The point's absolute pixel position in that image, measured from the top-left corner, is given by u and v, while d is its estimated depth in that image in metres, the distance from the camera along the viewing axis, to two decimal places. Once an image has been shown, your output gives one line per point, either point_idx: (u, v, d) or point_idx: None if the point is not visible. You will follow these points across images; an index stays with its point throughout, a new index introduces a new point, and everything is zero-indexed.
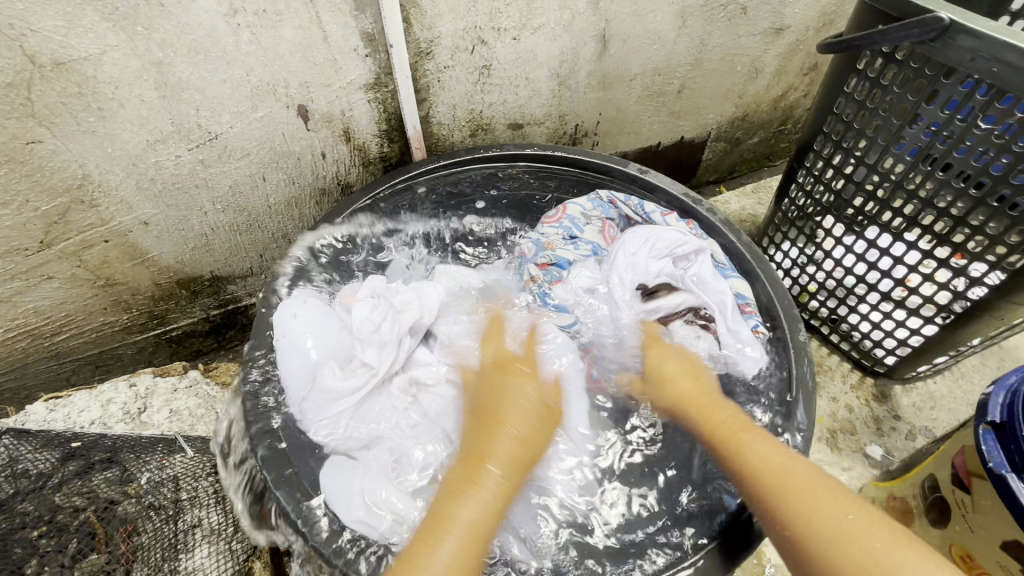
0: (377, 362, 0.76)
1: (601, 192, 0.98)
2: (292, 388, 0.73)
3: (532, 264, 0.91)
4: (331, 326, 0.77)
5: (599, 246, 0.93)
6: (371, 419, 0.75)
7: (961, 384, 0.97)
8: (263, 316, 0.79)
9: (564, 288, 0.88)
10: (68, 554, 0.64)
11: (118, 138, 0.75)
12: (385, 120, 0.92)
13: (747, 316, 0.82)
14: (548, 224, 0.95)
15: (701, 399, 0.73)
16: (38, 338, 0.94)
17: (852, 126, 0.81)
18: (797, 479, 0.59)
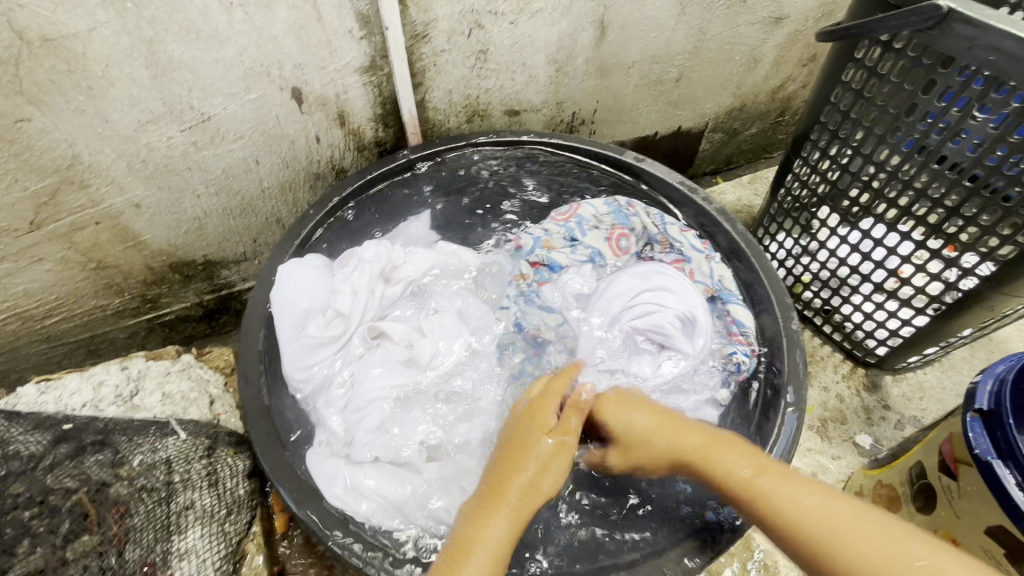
0: (350, 310, 0.79)
1: (619, 198, 0.96)
2: (280, 334, 0.77)
3: (525, 261, 0.91)
4: (323, 283, 0.80)
5: (600, 252, 0.91)
6: (338, 369, 0.77)
7: (950, 375, 0.98)
8: (262, 278, 0.81)
9: (551, 289, 0.87)
10: (60, 534, 0.61)
11: (108, 118, 0.74)
12: (380, 104, 0.91)
13: (733, 344, 0.81)
14: (556, 220, 0.95)
15: (654, 432, 0.64)
16: (29, 321, 0.93)
17: (849, 116, 0.81)
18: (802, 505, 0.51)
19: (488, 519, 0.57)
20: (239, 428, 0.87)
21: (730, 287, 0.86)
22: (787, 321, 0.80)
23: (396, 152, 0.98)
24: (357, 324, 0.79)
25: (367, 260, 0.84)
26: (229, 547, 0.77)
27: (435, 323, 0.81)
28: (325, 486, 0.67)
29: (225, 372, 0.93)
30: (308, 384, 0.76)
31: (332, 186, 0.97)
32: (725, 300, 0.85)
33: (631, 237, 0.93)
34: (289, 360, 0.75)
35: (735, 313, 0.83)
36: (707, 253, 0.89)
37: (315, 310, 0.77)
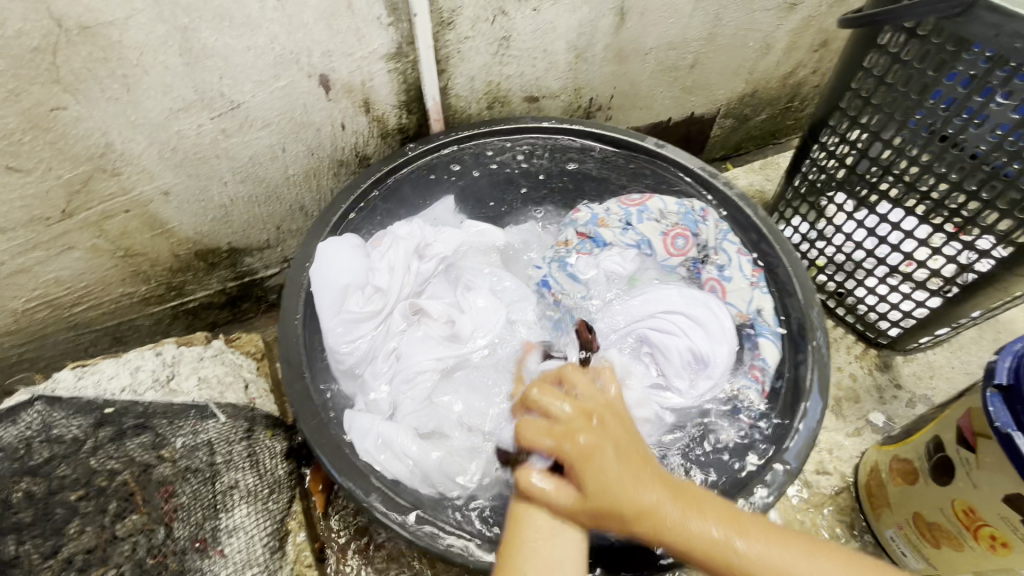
0: (388, 286, 0.83)
1: (695, 202, 0.92)
2: (320, 312, 0.79)
3: (573, 229, 0.94)
4: (361, 261, 0.82)
5: (650, 242, 0.91)
6: (382, 340, 0.82)
7: (959, 355, 1.01)
8: (306, 248, 0.82)
9: (587, 261, 0.90)
10: (109, 514, 0.66)
11: (141, 106, 0.74)
12: (404, 91, 0.91)
13: (744, 378, 0.81)
14: (621, 203, 0.94)
15: (596, 475, 0.55)
16: (57, 308, 0.95)
17: (870, 101, 0.83)
18: (742, 556, 0.53)
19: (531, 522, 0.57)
20: (273, 412, 0.89)
21: (768, 320, 0.83)
22: (810, 326, 0.78)
23: (418, 138, 0.99)
24: (396, 300, 0.84)
25: (403, 237, 0.87)
26: (275, 525, 0.79)
27: (472, 299, 0.84)
28: (358, 441, 0.72)
29: (256, 357, 0.94)
30: (353, 357, 0.80)
31: (356, 173, 0.97)
32: (757, 332, 0.82)
33: (692, 239, 0.90)
34: (334, 336, 0.78)
35: (763, 348, 0.81)
36: (754, 281, 0.85)
37: (354, 287, 0.80)
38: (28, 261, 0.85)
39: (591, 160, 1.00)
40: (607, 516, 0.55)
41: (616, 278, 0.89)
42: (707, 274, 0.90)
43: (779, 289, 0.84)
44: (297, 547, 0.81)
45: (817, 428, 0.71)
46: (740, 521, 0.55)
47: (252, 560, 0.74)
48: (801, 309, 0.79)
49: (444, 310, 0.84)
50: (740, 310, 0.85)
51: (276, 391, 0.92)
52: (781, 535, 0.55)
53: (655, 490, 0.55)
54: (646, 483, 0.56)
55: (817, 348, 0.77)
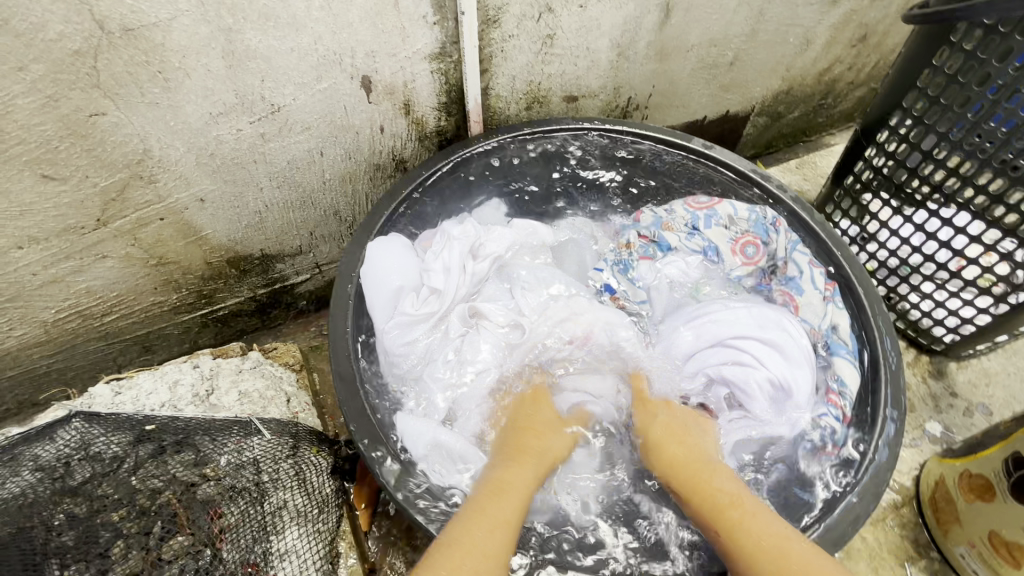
0: (445, 287, 0.81)
1: (768, 210, 0.88)
2: (374, 315, 0.77)
3: (634, 232, 0.92)
4: (414, 261, 0.81)
5: (717, 248, 0.88)
6: (438, 345, 0.79)
7: (1014, 361, 0.98)
8: (358, 248, 0.78)
9: (650, 265, 0.88)
10: (154, 536, 0.65)
11: (181, 111, 0.71)
12: (445, 92, 0.88)
13: (824, 405, 0.75)
14: (688, 206, 0.91)
15: (671, 448, 0.70)
16: (88, 318, 0.92)
17: (938, 101, 0.79)
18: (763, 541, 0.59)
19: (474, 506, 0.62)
20: (314, 425, 0.86)
21: (844, 338, 0.78)
22: (878, 331, 0.75)
23: (457, 141, 0.95)
24: (452, 302, 0.81)
25: (456, 237, 0.85)
26: (326, 546, 0.77)
27: (535, 305, 0.82)
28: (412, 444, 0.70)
29: (294, 369, 0.91)
30: (409, 360, 0.77)
31: (393, 177, 0.94)
32: (832, 351, 0.78)
33: (762, 248, 0.87)
34: (390, 338, 0.76)
35: (840, 369, 0.76)
36: (826, 295, 0.81)
37: (409, 288, 0.78)
38: (60, 272, 0.82)
39: (640, 166, 0.97)
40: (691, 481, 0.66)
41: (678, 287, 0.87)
42: (776, 287, 0.86)
43: (851, 301, 0.80)
44: (348, 569, 0.78)
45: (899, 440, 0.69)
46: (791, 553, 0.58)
47: None
48: (869, 318, 0.77)
49: (505, 314, 0.81)
50: (812, 326, 0.81)
51: (316, 402, 0.90)
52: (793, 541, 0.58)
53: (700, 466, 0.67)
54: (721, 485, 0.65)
55: (891, 369, 0.73)
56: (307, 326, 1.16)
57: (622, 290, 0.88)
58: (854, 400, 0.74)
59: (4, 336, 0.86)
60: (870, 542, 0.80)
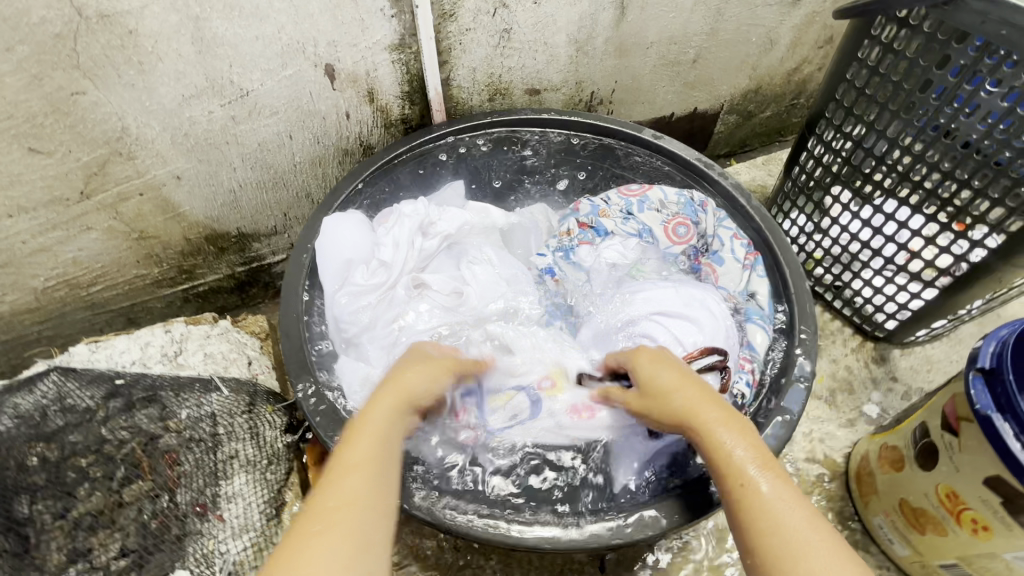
0: (393, 260, 0.86)
1: (696, 193, 0.94)
2: (327, 286, 0.83)
3: (574, 220, 0.96)
4: (367, 238, 0.87)
5: (651, 231, 0.93)
6: (384, 311, 0.83)
7: (957, 349, 1.01)
8: (312, 222, 0.86)
9: (589, 249, 0.92)
10: (116, 479, 0.73)
11: (155, 92, 0.78)
12: (407, 82, 0.94)
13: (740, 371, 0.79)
14: (622, 193, 0.96)
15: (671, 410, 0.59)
16: (74, 288, 0.99)
17: (864, 92, 0.83)
18: (767, 497, 0.49)
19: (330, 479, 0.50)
20: (276, 388, 0.92)
21: (760, 304, 0.85)
22: (797, 308, 0.81)
23: (421, 129, 1.01)
24: (399, 274, 0.86)
25: (407, 215, 0.90)
26: (273, 494, 0.81)
27: (478, 275, 0.87)
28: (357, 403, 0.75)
29: (260, 337, 0.98)
30: (355, 326, 0.82)
31: (359, 161, 1.00)
32: (748, 317, 0.84)
33: (693, 227, 0.92)
34: (339, 307, 0.82)
35: (752, 336, 0.83)
36: (745, 265, 0.88)
37: (358, 262, 0.84)
38: (47, 241, 0.90)
39: (586, 151, 1.02)
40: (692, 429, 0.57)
41: (616, 267, 0.90)
42: (704, 263, 0.92)
43: (774, 276, 0.86)
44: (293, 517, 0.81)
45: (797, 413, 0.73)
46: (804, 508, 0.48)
47: (250, 526, 0.77)
48: (796, 306, 0.81)
49: (448, 283, 0.86)
50: (731, 292, 0.87)
51: (279, 367, 0.95)
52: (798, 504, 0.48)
53: (709, 417, 0.57)
54: (728, 434, 0.54)
55: (804, 336, 0.79)
56: None
57: (561, 272, 0.91)
58: (763, 366, 0.80)
59: None
60: None
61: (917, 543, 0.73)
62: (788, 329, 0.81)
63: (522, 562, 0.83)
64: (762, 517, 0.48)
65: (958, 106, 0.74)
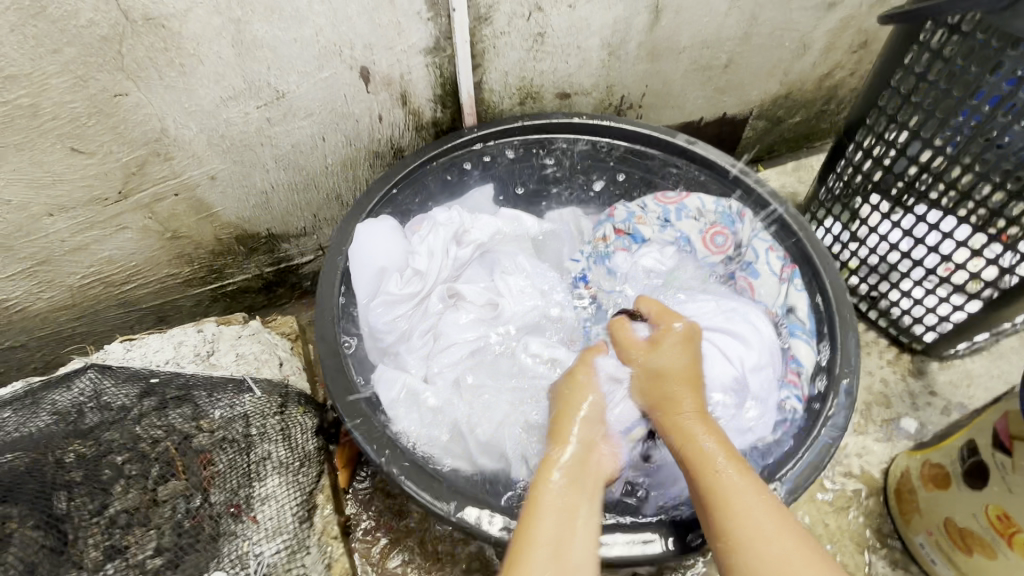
0: (427, 269, 0.88)
1: (733, 202, 0.93)
2: (359, 295, 0.84)
3: (610, 225, 0.96)
4: (401, 245, 0.87)
5: (689, 239, 0.94)
6: (419, 320, 0.85)
7: (998, 364, 0.98)
8: (345, 228, 0.85)
9: (626, 256, 0.93)
10: (152, 478, 0.73)
11: (194, 94, 0.79)
12: (440, 85, 0.94)
13: (786, 386, 0.79)
14: (660, 200, 0.95)
15: (669, 381, 0.70)
16: (109, 286, 1.00)
17: (909, 99, 0.82)
18: (732, 481, 0.59)
19: (542, 484, 0.63)
20: (305, 390, 0.92)
21: (801, 318, 0.83)
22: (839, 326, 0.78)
23: (452, 132, 1.01)
24: (434, 282, 0.88)
25: (443, 224, 0.91)
26: (303, 496, 0.82)
27: (511, 284, 0.88)
28: (394, 412, 0.76)
29: (290, 338, 0.98)
30: (391, 335, 0.83)
31: (390, 164, 1.00)
32: (791, 332, 0.83)
33: (730, 237, 0.93)
34: (375, 315, 0.83)
35: (797, 350, 0.82)
36: (784, 277, 0.87)
37: (392, 269, 0.85)
38: (84, 239, 0.91)
39: (616, 158, 1.01)
40: (664, 407, 0.68)
41: (654, 274, 0.91)
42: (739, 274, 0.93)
43: (813, 286, 0.84)
44: (324, 519, 0.83)
45: (838, 439, 0.71)
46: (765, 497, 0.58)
47: (283, 527, 0.78)
48: (836, 320, 0.79)
49: (482, 293, 0.87)
50: (768, 306, 0.88)
51: (309, 368, 0.97)
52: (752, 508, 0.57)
53: (690, 397, 0.68)
54: (700, 428, 0.64)
55: (846, 350, 0.76)
56: (310, 306, 1.23)
57: (596, 278, 0.92)
58: (812, 379, 0.79)
59: (35, 298, 0.96)
60: (830, 528, 0.83)
61: (961, 565, 0.71)
62: (831, 342, 0.79)
63: None
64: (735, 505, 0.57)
65: (1011, 116, 0.72)
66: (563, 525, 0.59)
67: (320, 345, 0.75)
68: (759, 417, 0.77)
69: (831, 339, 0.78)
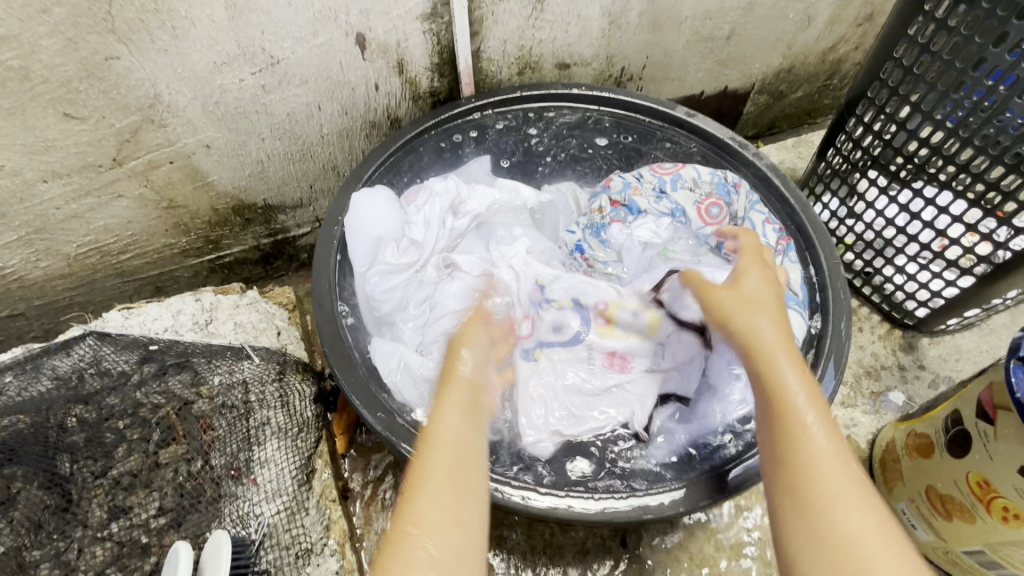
0: (424, 239, 0.88)
1: (729, 174, 0.93)
2: (356, 263, 0.84)
3: (606, 197, 0.96)
4: (396, 214, 0.87)
5: (684, 211, 0.93)
6: (414, 291, 0.85)
7: (987, 339, 1.00)
8: (342, 195, 0.85)
9: (620, 227, 0.93)
10: (153, 441, 0.75)
11: (188, 59, 0.78)
12: (438, 53, 0.92)
13: None
14: (655, 171, 0.96)
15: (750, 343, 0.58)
16: (106, 256, 1.00)
17: (912, 71, 0.81)
18: (825, 447, 0.49)
19: (444, 411, 0.54)
20: (303, 358, 0.93)
21: (794, 289, 0.83)
22: (835, 316, 0.79)
23: (449, 102, 1.00)
24: (430, 253, 0.88)
25: (438, 192, 0.91)
26: (303, 460, 0.83)
27: (507, 255, 0.88)
28: (389, 380, 0.77)
29: (288, 307, 0.99)
30: (387, 304, 0.84)
31: (387, 134, 0.99)
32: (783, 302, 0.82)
33: (725, 208, 0.91)
34: (370, 285, 0.83)
35: (791, 322, 0.80)
36: (779, 249, 0.86)
37: (389, 239, 0.85)
38: (79, 207, 0.90)
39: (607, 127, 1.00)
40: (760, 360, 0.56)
41: (649, 246, 0.91)
42: None
43: (807, 258, 0.86)
44: (323, 484, 0.83)
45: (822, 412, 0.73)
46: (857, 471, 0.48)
47: (281, 490, 0.79)
48: (831, 284, 0.82)
49: (476, 264, 0.86)
50: None
51: (307, 339, 0.97)
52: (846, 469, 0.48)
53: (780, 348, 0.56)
54: (790, 373, 0.54)
55: (839, 333, 0.78)
56: (308, 278, 1.23)
57: (591, 250, 0.93)
58: (802, 351, 0.79)
59: (32, 267, 0.96)
60: None
61: (940, 529, 0.73)
62: (822, 317, 0.81)
63: (544, 535, 0.85)
64: (809, 458, 0.48)
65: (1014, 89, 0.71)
66: (464, 457, 0.50)
67: (317, 311, 0.76)
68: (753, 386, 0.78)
69: (826, 319, 0.80)
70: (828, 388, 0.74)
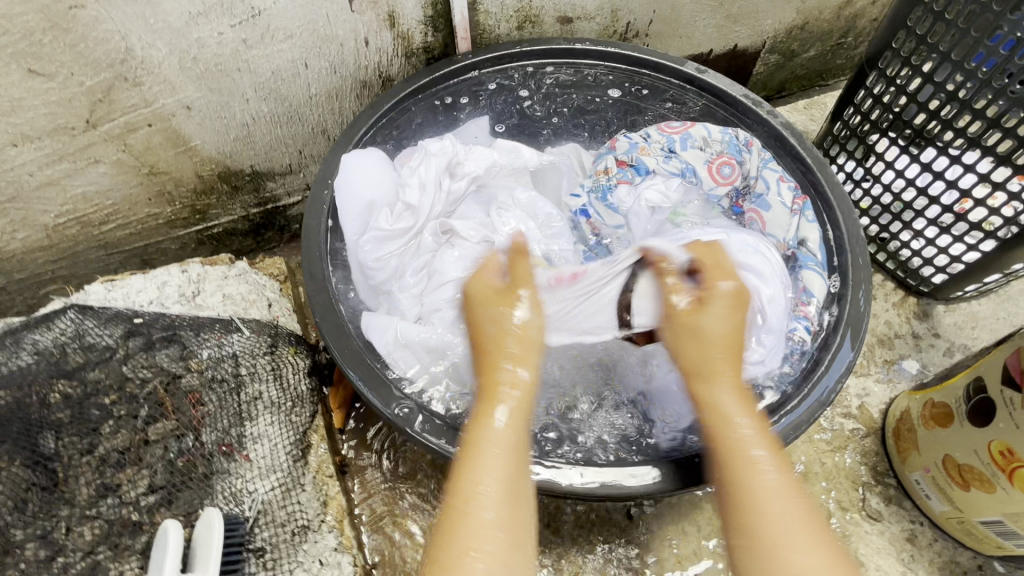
0: (420, 203, 0.83)
1: (740, 131, 0.89)
2: (348, 228, 0.79)
3: (612, 158, 0.91)
4: (391, 177, 0.83)
5: (695, 170, 0.88)
6: (410, 259, 0.82)
7: (1005, 307, 0.96)
8: (331, 157, 0.80)
9: (628, 189, 0.88)
10: (141, 418, 0.72)
11: (160, 8, 0.72)
12: (431, 5, 0.86)
13: (796, 318, 0.77)
14: (663, 130, 0.91)
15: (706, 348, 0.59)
16: (86, 226, 0.96)
17: (944, 16, 0.75)
18: (772, 485, 0.52)
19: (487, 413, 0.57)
20: (296, 331, 0.90)
21: (812, 250, 0.81)
22: (855, 281, 0.77)
23: (445, 59, 0.94)
24: (427, 219, 0.84)
25: (433, 153, 0.86)
26: (297, 435, 0.81)
27: (509, 221, 0.84)
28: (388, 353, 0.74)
29: (279, 279, 0.95)
30: (382, 273, 0.80)
31: (379, 94, 0.93)
32: (802, 264, 0.81)
33: (738, 167, 0.87)
34: (364, 252, 0.79)
35: (809, 283, 0.79)
36: (796, 208, 0.83)
37: (382, 203, 0.80)
38: (53, 173, 0.85)
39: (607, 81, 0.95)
40: (698, 376, 0.60)
41: (658, 209, 0.87)
42: (748, 208, 0.88)
43: (826, 218, 0.82)
44: (319, 459, 0.81)
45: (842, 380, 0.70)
46: (796, 497, 0.51)
47: (276, 466, 0.77)
48: (848, 247, 0.79)
49: (476, 229, 0.83)
50: (780, 240, 0.83)
51: (300, 311, 0.93)
52: (797, 517, 0.50)
53: (727, 368, 0.59)
54: (731, 402, 0.57)
55: (857, 304, 0.75)
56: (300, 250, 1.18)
57: (597, 214, 0.88)
58: (823, 310, 0.78)
59: (9, 238, 0.91)
60: (827, 466, 0.84)
61: (956, 499, 0.72)
62: (842, 281, 0.78)
63: (548, 509, 0.83)
64: (751, 498, 0.51)
65: None
66: (509, 466, 0.54)
67: (307, 282, 0.72)
68: (773, 347, 0.74)
69: (844, 285, 0.77)
70: (846, 355, 0.72)
